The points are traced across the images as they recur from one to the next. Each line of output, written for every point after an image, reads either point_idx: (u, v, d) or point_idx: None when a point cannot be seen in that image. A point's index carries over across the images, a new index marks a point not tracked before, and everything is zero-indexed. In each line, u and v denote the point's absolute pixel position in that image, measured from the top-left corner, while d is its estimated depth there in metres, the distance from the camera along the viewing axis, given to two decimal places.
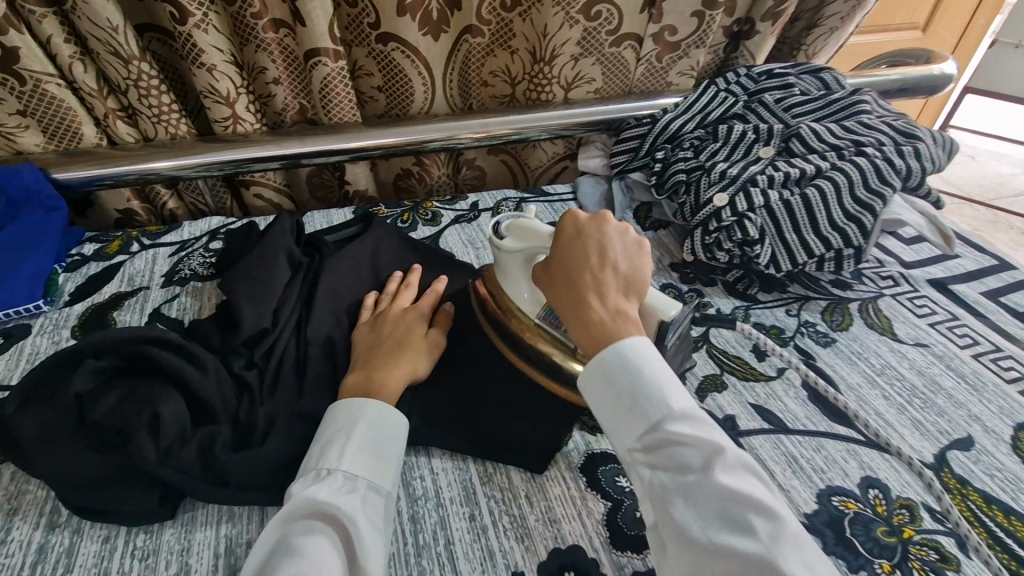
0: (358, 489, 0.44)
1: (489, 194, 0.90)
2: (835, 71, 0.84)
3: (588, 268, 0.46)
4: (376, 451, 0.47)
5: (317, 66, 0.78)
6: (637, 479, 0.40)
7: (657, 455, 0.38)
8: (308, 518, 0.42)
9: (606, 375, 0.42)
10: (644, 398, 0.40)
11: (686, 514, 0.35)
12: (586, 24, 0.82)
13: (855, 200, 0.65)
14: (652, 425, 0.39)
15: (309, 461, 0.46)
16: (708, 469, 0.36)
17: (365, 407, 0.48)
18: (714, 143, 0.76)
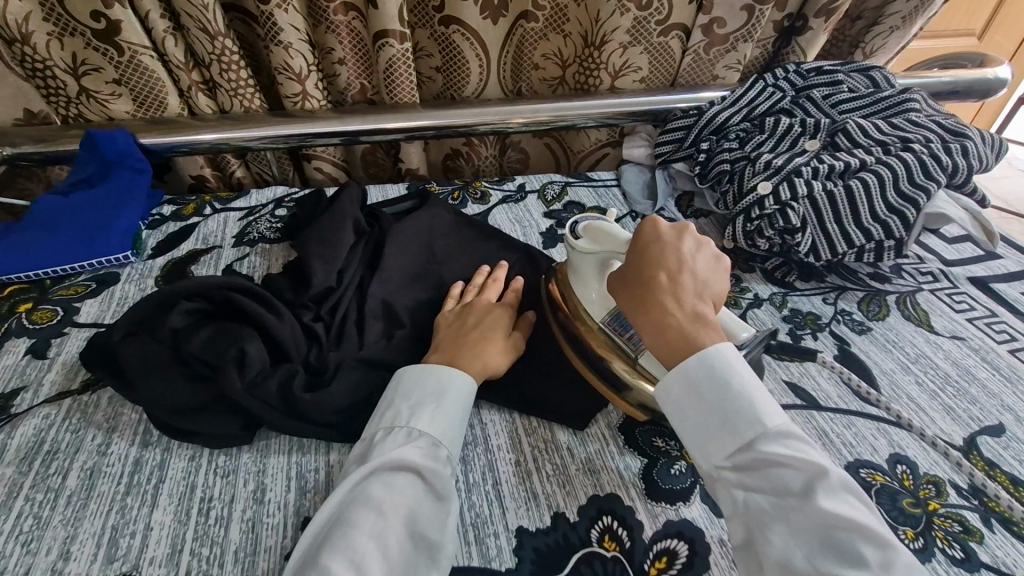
0: (441, 458, 0.47)
1: (536, 177, 0.94)
2: (885, 70, 0.85)
3: (660, 278, 0.48)
4: (456, 424, 0.50)
5: (385, 47, 0.83)
6: (726, 496, 0.42)
7: (755, 475, 0.41)
8: (393, 472, 0.45)
9: (697, 397, 0.44)
10: (740, 417, 0.42)
11: (786, 537, 0.38)
12: (636, 13, 0.84)
13: (898, 193, 0.67)
14: (746, 445, 0.41)
15: (397, 420, 0.49)
16: (809, 494, 0.38)
17: (452, 380, 0.51)
18: (760, 135, 0.79)
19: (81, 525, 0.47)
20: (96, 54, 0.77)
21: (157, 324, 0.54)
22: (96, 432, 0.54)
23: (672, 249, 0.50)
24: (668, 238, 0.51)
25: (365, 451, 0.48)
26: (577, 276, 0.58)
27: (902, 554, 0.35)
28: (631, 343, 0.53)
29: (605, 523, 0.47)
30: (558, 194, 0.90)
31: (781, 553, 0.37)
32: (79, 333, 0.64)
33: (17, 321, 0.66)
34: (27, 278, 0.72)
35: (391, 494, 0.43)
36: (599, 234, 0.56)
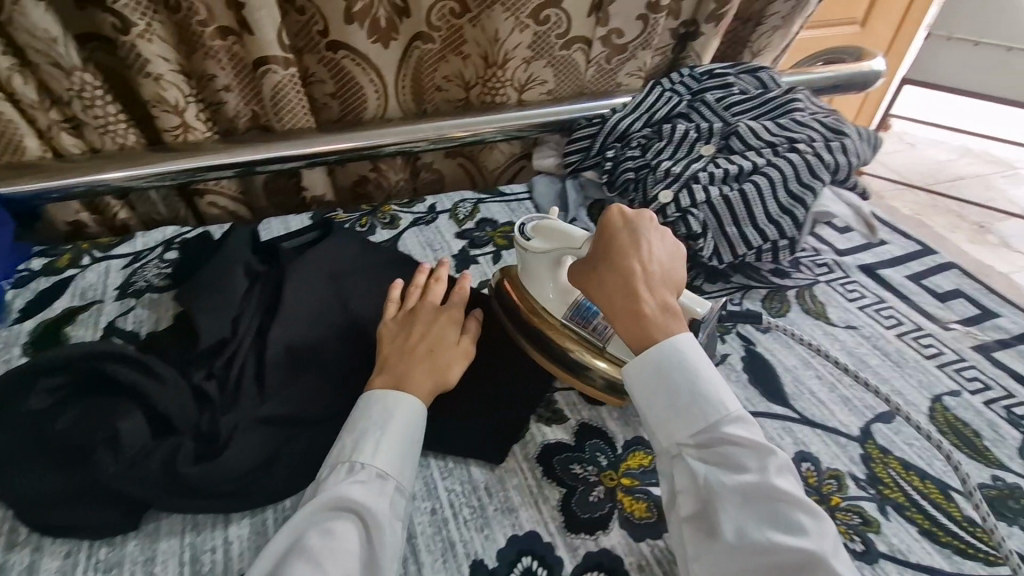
0: (386, 493, 0.46)
1: (447, 196, 0.91)
2: (771, 71, 0.89)
3: (627, 270, 0.51)
4: (405, 451, 0.48)
5: (268, 73, 0.78)
6: (682, 472, 0.46)
7: (711, 452, 0.45)
8: (333, 511, 0.44)
9: (665, 378, 0.47)
10: (706, 402, 0.45)
11: (738, 507, 0.42)
12: (536, 28, 0.83)
13: (788, 193, 0.70)
14: (709, 426, 0.45)
15: (342, 452, 0.47)
16: (765, 472, 0.43)
17: (398, 404, 0.49)
18: (659, 142, 0.80)
19: None
20: None
21: (14, 409, 0.50)
22: None
23: (634, 240, 0.53)
24: (634, 228, 0.54)
25: (312, 486, 0.47)
26: (531, 275, 0.60)
27: (829, 527, 0.42)
28: (597, 332, 0.56)
29: (524, 565, 0.46)
30: (470, 212, 0.88)
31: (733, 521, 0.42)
32: None
33: None
34: None
35: (329, 544, 0.42)
36: (552, 232, 0.57)
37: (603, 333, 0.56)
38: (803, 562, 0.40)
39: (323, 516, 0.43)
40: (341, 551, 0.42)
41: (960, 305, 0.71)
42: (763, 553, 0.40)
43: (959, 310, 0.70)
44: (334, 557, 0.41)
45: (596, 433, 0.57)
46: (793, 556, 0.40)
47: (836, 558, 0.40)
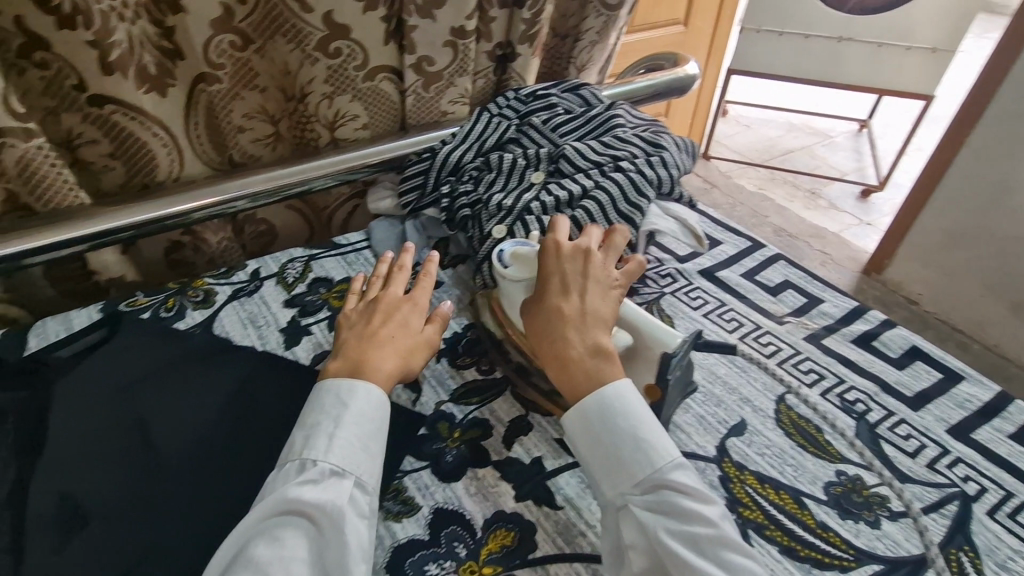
0: (342, 489, 0.46)
1: (273, 256, 0.81)
2: (592, 87, 0.88)
3: (567, 310, 0.51)
4: (361, 445, 0.49)
5: (4, 147, 0.63)
6: (629, 526, 0.45)
7: (659, 501, 0.44)
8: (283, 514, 0.44)
9: (608, 425, 0.47)
10: (648, 446, 0.46)
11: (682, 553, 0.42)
12: (328, 62, 0.76)
13: (618, 214, 0.68)
14: (656, 473, 0.45)
15: (293, 451, 0.48)
16: (708, 517, 0.43)
17: (355, 392, 0.50)
18: (489, 174, 0.76)
19: None
20: None
21: None
22: None
23: (579, 271, 0.54)
24: (570, 259, 0.55)
25: (265, 489, 0.47)
26: (510, 302, 0.61)
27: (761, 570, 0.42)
28: None
29: None
30: (300, 274, 0.78)
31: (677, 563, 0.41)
32: None
33: None
34: None
35: (275, 551, 0.42)
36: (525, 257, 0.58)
37: None
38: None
39: (273, 518, 0.44)
40: (289, 557, 0.42)
41: (790, 296, 0.75)
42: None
43: (790, 302, 0.74)
44: (286, 560, 0.42)
45: (454, 518, 0.51)
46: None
47: None
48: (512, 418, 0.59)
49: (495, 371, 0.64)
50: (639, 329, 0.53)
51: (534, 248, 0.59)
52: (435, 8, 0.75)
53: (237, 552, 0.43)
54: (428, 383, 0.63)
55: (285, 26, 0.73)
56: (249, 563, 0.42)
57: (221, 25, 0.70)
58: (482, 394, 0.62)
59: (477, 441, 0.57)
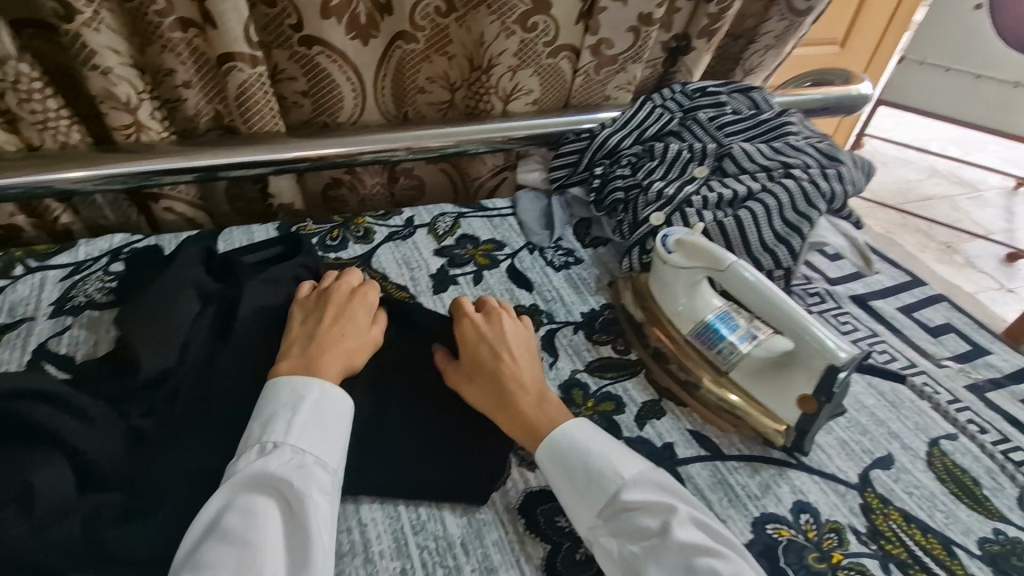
0: (305, 468, 0.44)
1: (426, 208, 0.86)
2: (764, 91, 0.86)
3: (502, 359, 0.54)
4: (323, 429, 0.47)
5: (232, 72, 0.71)
6: (604, 556, 0.44)
7: (620, 526, 0.44)
8: (249, 492, 0.42)
9: (558, 461, 0.48)
10: (599, 473, 0.46)
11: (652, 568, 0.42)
12: (523, 36, 0.78)
13: (784, 221, 0.66)
14: (609, 499, 0.45)
15: (251, 436, 0.46)
16: (665, 530, 0.43)
17: (309, 386, 0.48)
18: (651, 161, 0.76)
19: None
20: None
21: None
22: None
23: (494, 333, 0.56)
24: (498, 320, 0.58)
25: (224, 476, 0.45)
26: (665, 286, 0.61)
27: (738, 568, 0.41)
28: (718, 355, 0.57)
29: None
30: (450, 227, 0.82)
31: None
32: None
33: None
34: None
35: (247, 524, 0.40)
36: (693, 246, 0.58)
37: (726, 358, 0.56)
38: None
39: (243, 495, 0.42)
40: (261, 532, 0.40)
41: (952, 340, 0.70)
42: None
43: (950, 346, 0.69)
44: (259, 537, 0.40)
45: None
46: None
47: None
48: (645, 399, 0.60)
49: (630, 353, 0.65)
50: (795, 328, 0.52)
51: (701, 236, 0.59)
52: None
53: (205, 529, 0.41)
54: (564, 350, 0.64)
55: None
56: (223, 538, 0.40)
57: None
58: (617, 370, 0.63)
59: (610, 414, 0.58)
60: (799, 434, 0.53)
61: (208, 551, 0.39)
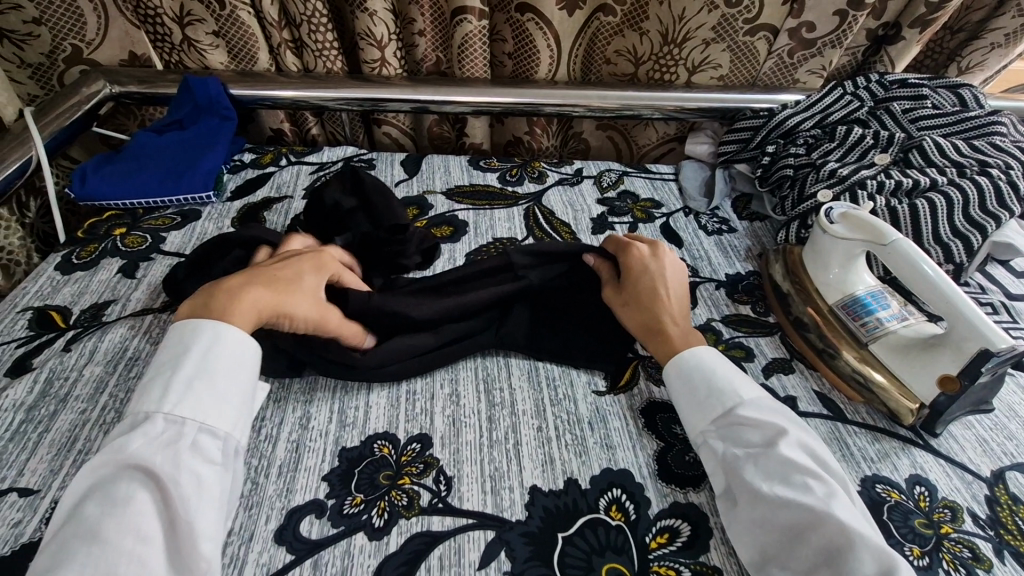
0: (178, 443, 0.42)
1: (595, 163, 0.95)
2: (976, 90, 0.81)
3: (664, 293, 0.60)
4: (206, 389, 0.45)
5: (462, 23, 0.84)
6: (709, 456, 0.50)
7: (731, 435, 0.50)
8: (124, 467, 0.40)
9: (686, 376, 0.54)
10: (720, 389, 0.52)
11: (753, 471, 0.46)
12: (725, 10, 0.83)
13: (966, 216, 0.64)
14: (725, 411, 0.51)
15: (133, 404, 0.44)
16: (770, 445, 0.47)
17: (196, 341, 0.47)
18: (829, 143, 0.78)
19: None
20: (200, 6, 0.83)
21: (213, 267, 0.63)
22: None
23: (658, 268, 0.62)
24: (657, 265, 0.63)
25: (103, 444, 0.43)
26: (820, 256, 0.64)
27: (837, 489, 0.44)
28: (861, 329, 0.60)
29: (613, 495, 0.50)
30: (614, 182, 0.90)
31: (752, 489, 0.45)
32: (163, 259, 0.72)
33: (111, 243, 0.74)
34: (123, 206, 0.79)
35: (123, 498, 0.39)
36: (858, 224, 0.60)
37: (868, 331, 0.59)
38: (821, 523, 0.41)
39: (111, 475, 0.40)
40: (139, 505, 0.39)
41: None
42: (782, 515, 0.43)
43: None
44: (139, 511, 0.39)
45: None
46: (820, 524, 0.41)
47: (846, 515, 0.42)
48: (775, 356, 0.63)
49: (769, 316, 0.68)
50: (956, 313, 0.51)
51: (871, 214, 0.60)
52: None
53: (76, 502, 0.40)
54: (703, 301, 0.70)
55: None
56: (81, 524, 0.38)
57: None
58: (752, 327, 0.67)
59: (738, 359, 0.63)
60: (933, 416, 0.54)
61: (63, 539, 0.37)
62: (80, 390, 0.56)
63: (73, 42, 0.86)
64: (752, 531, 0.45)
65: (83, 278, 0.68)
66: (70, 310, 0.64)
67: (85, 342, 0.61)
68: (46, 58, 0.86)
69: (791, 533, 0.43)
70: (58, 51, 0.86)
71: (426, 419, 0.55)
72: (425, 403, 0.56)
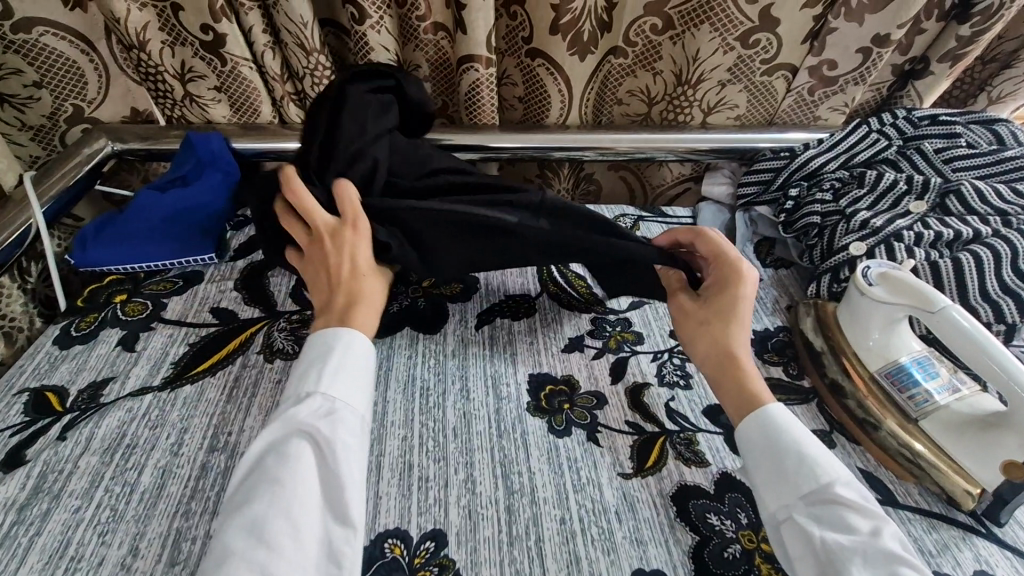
0: (335, 413, 0.49)
1: (608, 207, 0.91)
2: (1013, 125, 0.76)
3: (739, 337, 0.57)
4: (353, 379, 0.52)
5: (468, 71, 0.82)
6: (794, 536, 0.45)
7: (828, 516, 0.44)
8: (292, 437, 0.48)
9: (776, 439, 0.49)
10: (819, 462, 0.47)
11: (861, 567, 0.41)
12: (741, 52, 0.79)
13: (1015, 272, 0.60)
14: (824, 487, 0.45)
15: (290, 389, 0.51)
16: (876, 535, 0.43)
17: (339, 338, 0.54)
18: (859, 189, 0.73)
19: (149, 524, 0.50)
20: (202, 63, 0.82)
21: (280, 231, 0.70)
22: (170, 432, 0.58)
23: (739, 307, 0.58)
24: (740, 291, 0.59)
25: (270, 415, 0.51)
26: (854, 317, 0.60)
27: None
28: (908, 401, 0.55)
29: None
30: (629, 228, 0.87)
31: None
32: (164, 329, 0.69)
33: (111, 312, 0.71)
34: (124, 270, 0.77)
35: (286, 463, 0.46)
36: (901, 285, 0.55)
37: (916, 403, 0.54)
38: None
39: (283, 436, 0.48)
40: (299, 472, 0.46)
41: None
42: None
43: None
44: (299, 476, 0.45)
45: (740, 487, 0.54)
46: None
47: None
48: (814, 428, 0.59)
49: (803, 379, 0.64)
50: (1004, 375, 0.48)
51: (911, 273, 0.56)
52: (867, 13, 0.73)
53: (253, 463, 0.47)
54: None
55: (718, 15, 0.75)
56: (264, 473, 0.46)
57: (654, 7, 0.77)
58: (786, 394, 0.62)
59: None
60: (996, 503, 0.49)
61: (251, 484, 0.45)
62: (73, 485, 0.53)
63: (74, 103, 0.84)
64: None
65: (81, 353, 0.66)
66: (66, 391, 0.62)
67: (81, 429, 0.57)
68: (47, 119, 0.84)
69: None
70: (60, 112, 0.84)
71: (440, 512, 0.51)
72: (439, 493, 0.53)
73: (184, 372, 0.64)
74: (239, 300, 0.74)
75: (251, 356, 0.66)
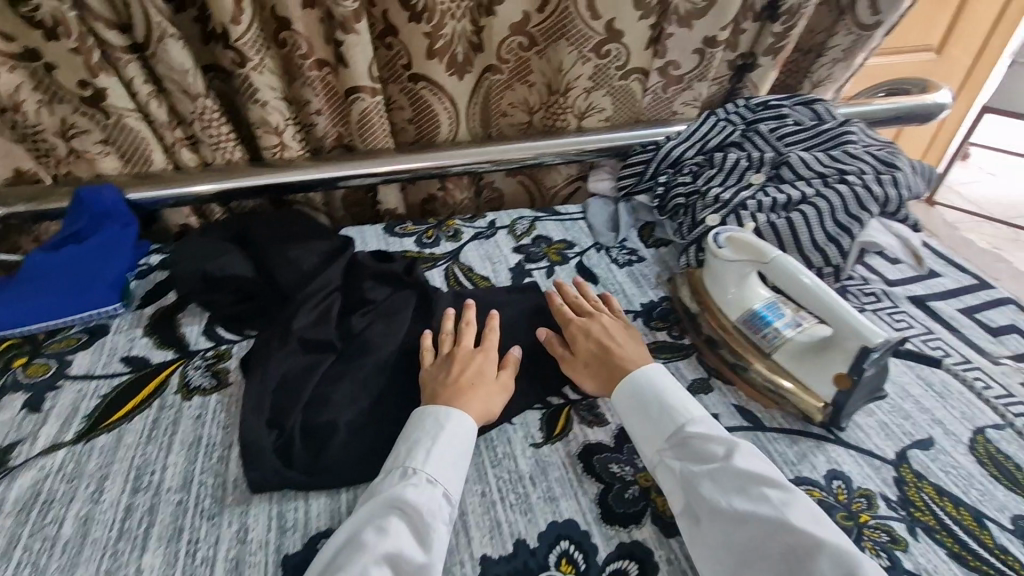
0: (439, 497, 0.51)
1: (506, 213, 0.98)
2: (827, 103, 0.90)
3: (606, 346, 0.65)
4: (451, 464, 0.54)
5: (356, 101, 0.86)
6: (665, 474, 0.54)
7: (686, 451, 0.53)
8: (391, 509, 0.49)
9: (641, 400, 0.58)
10: (673, 409, 0.56)
11: (710, 487, 0.50)
12: (597, 61, 0.89)
13: (835, 223, 0.72)
14: (678, 429, 0.54)
15: (397, 459, 0.54)
16: (726, 458, 0.50)
17: (450, 417, 0.56)
18: (712, 170, 0.85)
19: (76, 571, 0.50)
20: (85, 118, 0.82)
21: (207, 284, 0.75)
22: (89, 482, 0.58)
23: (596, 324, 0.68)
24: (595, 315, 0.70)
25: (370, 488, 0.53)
26: (715, 278, 0.70)
27: (798, 496, 0.47)
28: (763, 341, 0.64)
29: (562, 548, 0.51)
30: (527, 229, 0.94)
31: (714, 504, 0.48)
32: (72, 385, 0.68)
33: (11, 377, 0.70)
34: (21, 333, 0.75)
35: (383, 537, 0.47)
36: (743, 245, 0.66)
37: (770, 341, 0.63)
38: (785, 533, 0.45)
39: (382, 508, 0.49)
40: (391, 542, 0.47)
41: (1014, 340, 0.72)
42: (746, 529, 0.46)
43: (1012, 346, 0.71)
44: (389, 549, 0.46)
45: None
46: (783, 533, 0.45)
47: (806, 519, 0.46)
48: (695, 377, 0.67)
49: (684, 338, 0.73)
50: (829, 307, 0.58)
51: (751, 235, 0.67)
52: (695, 20, 0.85)
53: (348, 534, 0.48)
54: None
55: (571, 31, 0.85)
56: (361, 542, 0.46)
57: (517, 26, 0.86)
58: (671, 353, 0.71)
59: None
60: (835, 411, 0.59)
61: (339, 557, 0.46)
62: None
63: None
64: (716, 554, 0.47)
65: None
66: None
67: None
68: None
69: (756, 540, 0.46)
70: None
71: None
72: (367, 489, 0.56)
73: (98, 423, 0.64)
74: (150, 345, 0.74)
75: (168, 397, 0.67)
